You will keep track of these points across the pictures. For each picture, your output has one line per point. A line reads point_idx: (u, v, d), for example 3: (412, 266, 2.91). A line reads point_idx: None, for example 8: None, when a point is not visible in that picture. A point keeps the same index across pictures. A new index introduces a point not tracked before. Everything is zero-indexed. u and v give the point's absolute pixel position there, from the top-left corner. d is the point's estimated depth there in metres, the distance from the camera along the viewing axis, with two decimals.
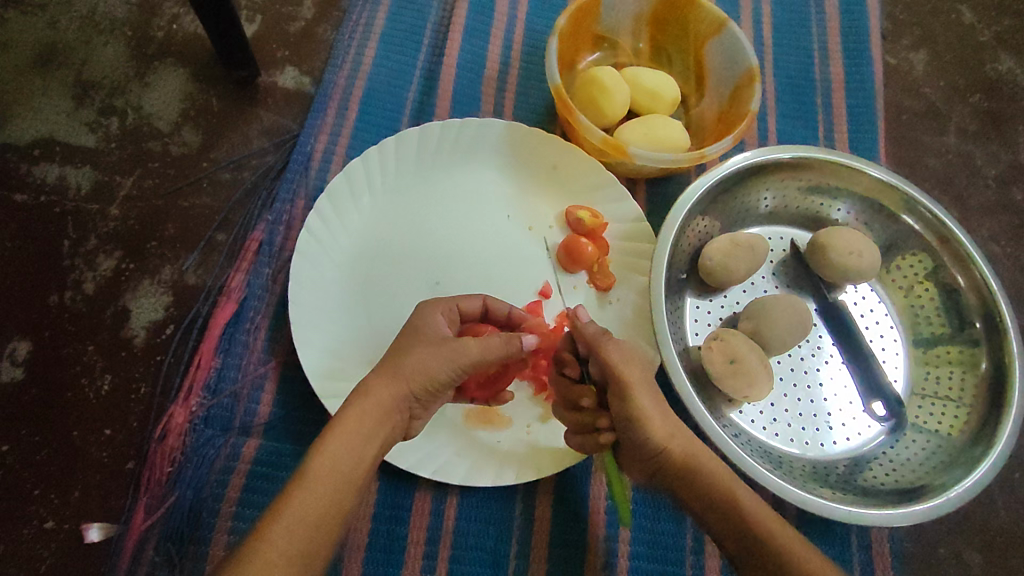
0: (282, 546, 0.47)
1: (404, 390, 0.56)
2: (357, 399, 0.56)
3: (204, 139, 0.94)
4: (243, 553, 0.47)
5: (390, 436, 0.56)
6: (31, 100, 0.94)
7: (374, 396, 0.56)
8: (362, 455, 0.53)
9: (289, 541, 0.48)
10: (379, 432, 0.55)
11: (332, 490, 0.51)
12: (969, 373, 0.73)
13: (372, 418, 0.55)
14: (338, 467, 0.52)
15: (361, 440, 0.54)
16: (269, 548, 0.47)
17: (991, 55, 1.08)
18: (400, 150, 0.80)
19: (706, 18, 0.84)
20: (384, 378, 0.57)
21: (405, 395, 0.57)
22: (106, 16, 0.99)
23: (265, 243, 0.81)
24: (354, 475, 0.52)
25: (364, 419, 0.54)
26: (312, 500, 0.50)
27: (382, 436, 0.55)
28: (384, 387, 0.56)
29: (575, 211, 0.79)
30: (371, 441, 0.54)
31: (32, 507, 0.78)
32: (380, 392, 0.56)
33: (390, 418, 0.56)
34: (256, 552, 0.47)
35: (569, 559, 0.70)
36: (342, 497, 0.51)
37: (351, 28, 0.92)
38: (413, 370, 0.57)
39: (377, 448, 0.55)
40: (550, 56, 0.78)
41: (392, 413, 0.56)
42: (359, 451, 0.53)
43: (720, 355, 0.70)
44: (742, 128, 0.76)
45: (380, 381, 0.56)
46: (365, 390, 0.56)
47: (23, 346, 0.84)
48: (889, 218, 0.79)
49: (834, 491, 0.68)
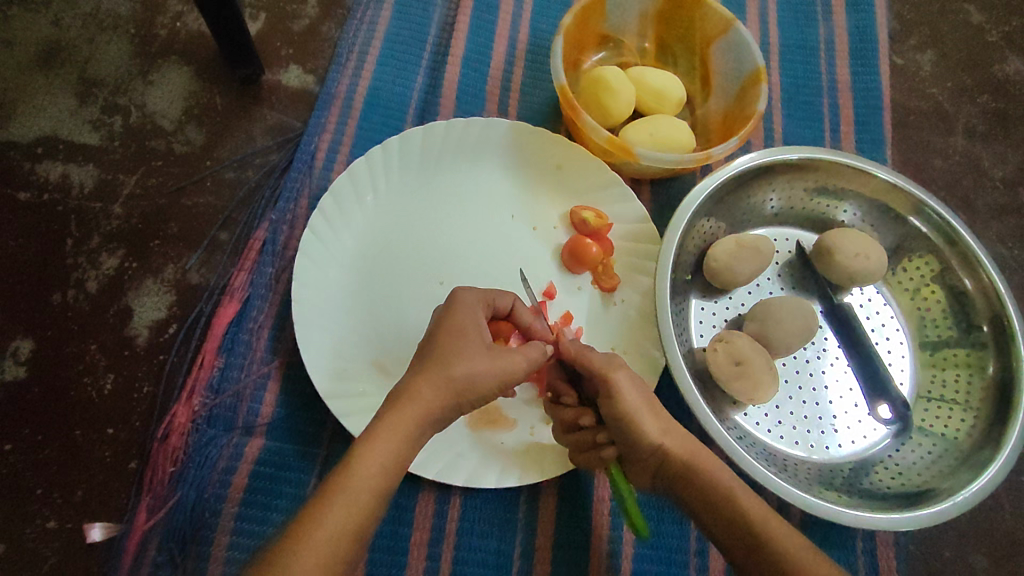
0: (319, 554, 0.47)
1: (445, 397, 0.56)
2: (405, 401, 0.55)
3: (207, 138, 0.94)
4: (278, 561, 0.46)
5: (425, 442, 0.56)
6: (35, 99, 0.94)
7: (423, 400, 0.55)
8: (398, 463, 0.53)
9: (325, 547, 0.47)
10: (414, 439, 0.54)
11: (368, 496, 0.51)
12: (976, 378, 0.72)
13: (411, 424, 0.54)
14: (376, 474, 0.51)
15: (403, 446, 0.53)
16: (306, 555, 0.47)
17: (998, 56, 1.07)
18: (403, 150, 0.80)
19: (713, 18, 0.83)
20: (434, 381, 0.56)
21: (451, 399, 0.56)
22: (109, 13, 0.99)
23: (267, 242, 0.81)
24: (390, 483, 0.52)
25: (410, 424, 0.54)
26: (347, 506, 0.49)
27: (419, 442, 0.55)
28: (433, 391, 0.55)
29: (579, 211, 0.78)
30: (411, 447, 0.54)
31: (34, 507, 0.78)
32: (422, 399, 0.55)
33: (430, 421, 0.55)
34: (291, 560, 0.46)
35: (572, 561, 0.70)
36: (376, 503, 0.51)
37: (355, 27, 0.92)
38: (462, 378, 0.56)
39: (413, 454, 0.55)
40: (556, 57, 0.77)
41: (435, 419, 0.56)
42: (398, 459, 0.53)
43: (726, 357, 0.69)
44: (749, 129, 0.76)
45: (428, 385, 0.56)
46: (415, 393, 0.55)
47: (25, 345, 0.84)
48: (895, 220, 0.78)
49: (840, 494, 0.67)
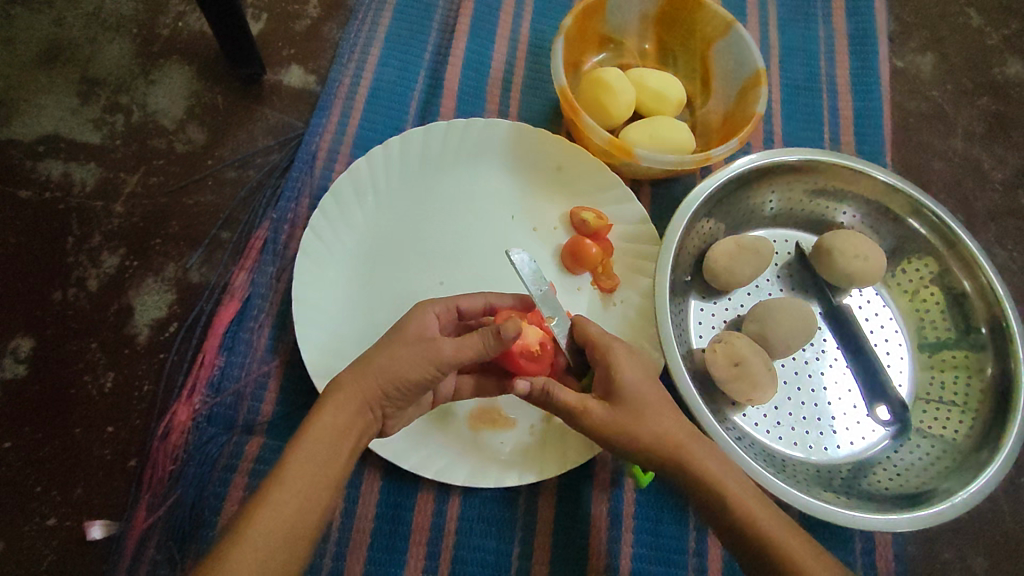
0: (257, 549, 0.47)
1: (372, 387, 0.56)
2: (330, 395, 0.56)
3: (208, 137, 0.94)
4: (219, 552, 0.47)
5: (362, 435, 0.56)
6: (38, 98, 0.94)
7: (347, 392, 0.56)
8: (336, 455, 0.53)
9: (267, 537, 0.48)
10: (351, 432, 0.55)
11: (312, 487, 0.51)
12: (975, 379, 0.72)
13: (345, 415, 0.55)
14: (310, 469, 0.52)
15: (333, 439, 0.54)
16: (247, 545, 0.47)
17: (998, 59, 1.08)
18: (405, 150, 0.80)
19: (713, 20, 0.84)
20: (362, 375, 0.56)
21: (376, 391, 0.56)
22: (112, 13, 0.99)
23: (268, 242, 0.81)
24: (327, 474, 0.52)
25: (339, 416, 0.55)
26: (288, 497, 0.50)
27: (352, 434, 0.55)
28: (357, 384, 0.56)
29: (579, 212, 0.79)
30: (345, 439, 0.54)
31: (34, 504, 0.78)
32: (350, 393, 0.56)
33: (362, 415, 0.56)
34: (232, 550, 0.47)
35: (571, 560, 0.70)
36: (321, 494, 0.51)
37: (357, 27, 0.92)
38: (383, 367, 0.56)
39: (350, 445, 0.55)
40: (556, 57, 0.78)
41: (363, 410, 0.56)
42: (330, 451, 0.53)
43: (725, 359, 0.69)
44: (748, 130, 0.76)
45: (354, 378, 0.56)
46: (339, 385, 0.56)
47: (26, 343, 0.84)
48: (894, 222, 0.78)
49: (837, 495, 0.67)
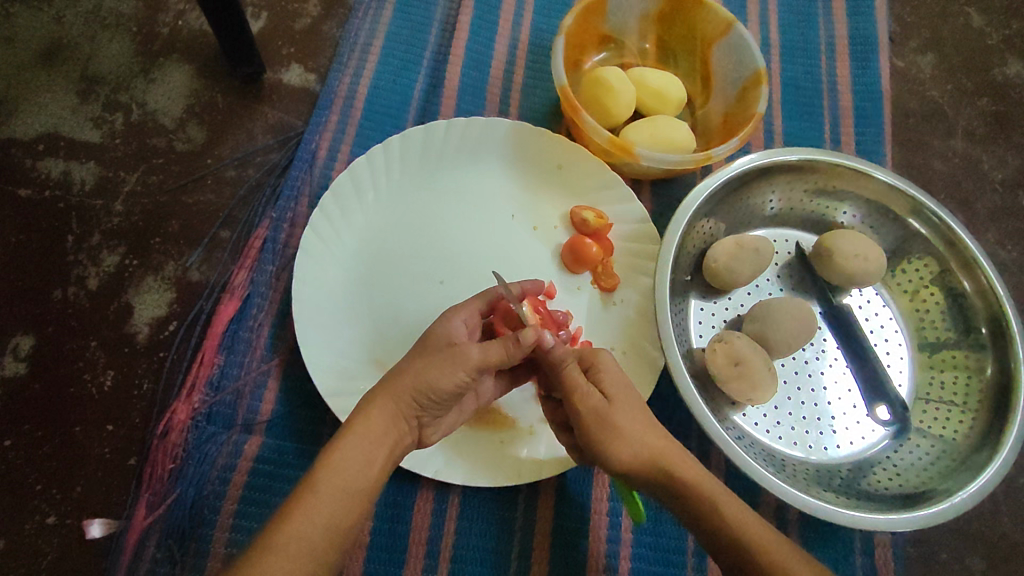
0: (290, 555, 0.47)
1: (405, 399, 0.56)
2: (364, 410, 0.56)
3: (207, 136, 0.94)
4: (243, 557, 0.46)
5: (397, 445, 0.56)
6: (38, 96, 0.94)
7: (379, 406, 0.56)
8: (369, 463, 0.53)
9: (296, 540, 0.48)
10: (385, 441, 0.55)
11: (340, 494, 0.51)
12: (974, 379, 0.72)
13: (378, 427, 0.55)
14: (345, 480, 0.52)
15: (368, 449, 0.54)
16: (278, 548, 0.47)
17: (998, 59, 1.07)
18: (405, 149, 0.80)
19: (714, 20, 0.84)
20: (388, 391, 0.56)
21: (409, 404, 0.56)
22: (111, 11, 0.99)
23: (268, 241, 0.81)
24: (361, 485, 0.52)
25: (372, 428, 0.55)
26: (318, 503, 0.50)
27: (389, 445, 0.55)
28: (389, 397, 0.56)
29: (580, 211, 0.78)
30: (378, 449, 0.54)
31: (34, 503, 0.78)
32: (383, 402, 0.56)
33: (395, 427, 0.56)
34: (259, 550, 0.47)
35: (569, 559, 0.70)
36: (349, 500, 0.51)
37: (357, 26, 0.92)
38: (414, 376, 0.57)
39: (383, 456, 0.55)
40: (556, 57, 0.78)
41: (397, 424, 0.56)
42: (365, 462, 0.53)
43: (725, 358, 0.69)
44: (749, 130, 0.76)
45: (384, 393, 0.56)
46: (372, 400, 0.56)
47: (26, 342, 0.84)
48: (894, 222, 0.78)
49: (836, 495, 0.67)
